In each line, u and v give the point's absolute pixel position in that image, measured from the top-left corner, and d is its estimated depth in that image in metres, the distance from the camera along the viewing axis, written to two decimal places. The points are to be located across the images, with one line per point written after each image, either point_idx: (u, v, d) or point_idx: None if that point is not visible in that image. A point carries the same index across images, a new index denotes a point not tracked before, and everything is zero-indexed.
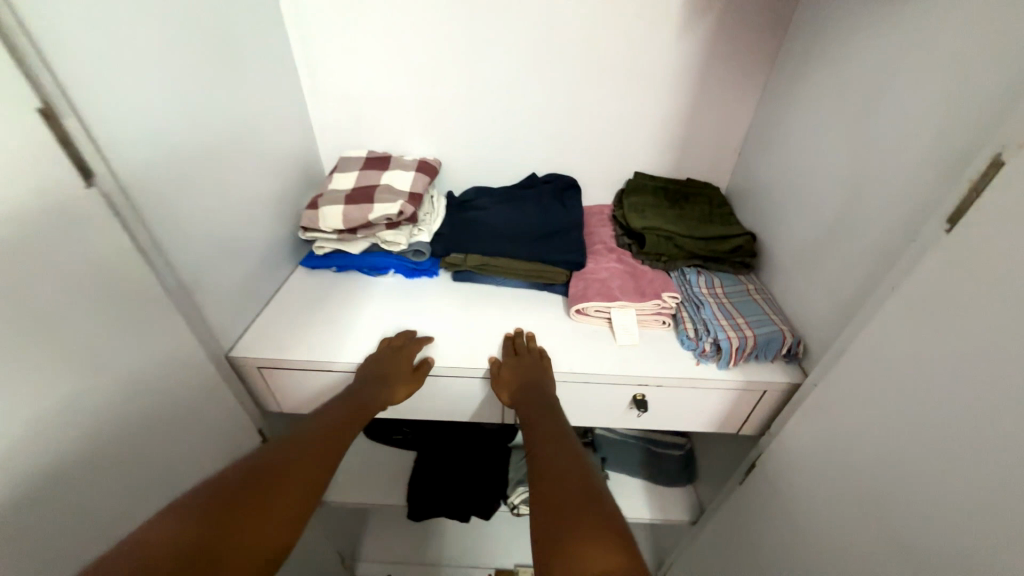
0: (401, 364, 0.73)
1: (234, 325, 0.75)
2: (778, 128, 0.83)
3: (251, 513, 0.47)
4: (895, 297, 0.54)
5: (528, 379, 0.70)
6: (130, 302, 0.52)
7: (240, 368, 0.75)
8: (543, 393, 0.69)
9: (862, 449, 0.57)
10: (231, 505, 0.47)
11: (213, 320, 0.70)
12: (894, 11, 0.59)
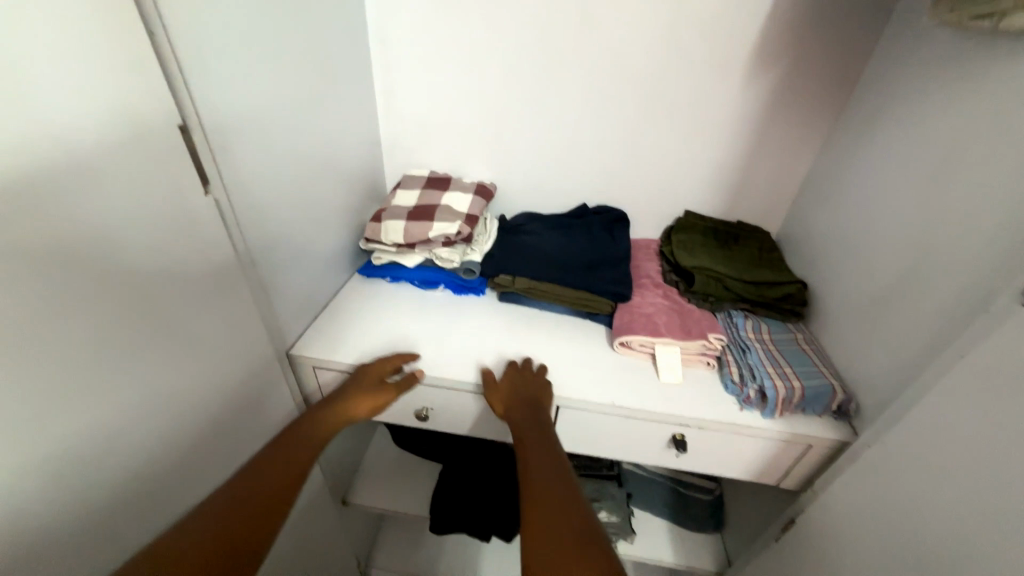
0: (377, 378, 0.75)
1: (296, 324, 0.80)
2: (838, 179, 0.83)
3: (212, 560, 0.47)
4: (960, 363, 0.53)
5: (524, 394, 0.71)
6: (212, 294, 0.57)
7: (298, 365, 0.79)
8: (538, 408, 0.69)
9: (916, 518, 0.54)
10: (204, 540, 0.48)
11: (281, 318, 0.75)
12: (973, 76, 0.59)
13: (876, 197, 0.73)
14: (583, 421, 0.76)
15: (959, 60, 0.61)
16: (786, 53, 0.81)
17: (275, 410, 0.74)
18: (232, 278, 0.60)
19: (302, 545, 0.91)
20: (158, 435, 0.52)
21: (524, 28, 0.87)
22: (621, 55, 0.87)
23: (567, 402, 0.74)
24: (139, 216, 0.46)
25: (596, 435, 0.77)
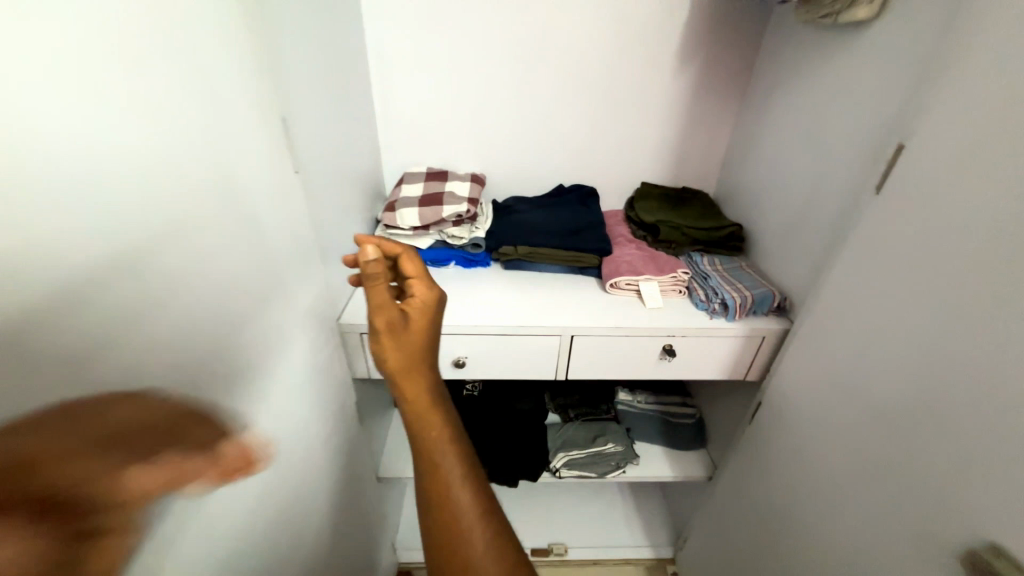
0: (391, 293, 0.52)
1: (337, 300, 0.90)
2: (751, 142, 1.09)
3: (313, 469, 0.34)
4: (848, 245, 0.76)
5: (424, 341, 0.49)
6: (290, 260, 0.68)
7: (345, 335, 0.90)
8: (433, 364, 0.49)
9: (840, 359, 0.76)
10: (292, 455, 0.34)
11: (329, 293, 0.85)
12: (825, 55, 0.85)
13: (779, 150, 0.99)
14: (593, 348, 0.92)
15: (816, 46, 0.88)
16: (702, 52, 1.07)
17: (332, 373, 0.84)
18: (301, 249, 0.71)
19: (354, 510, 0.99)
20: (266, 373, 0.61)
21: (498, 42, 1.06)
22: (578, 59, 1.08)
23: (580, 332, 0.90)
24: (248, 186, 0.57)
25: (605, 358, 0.94)
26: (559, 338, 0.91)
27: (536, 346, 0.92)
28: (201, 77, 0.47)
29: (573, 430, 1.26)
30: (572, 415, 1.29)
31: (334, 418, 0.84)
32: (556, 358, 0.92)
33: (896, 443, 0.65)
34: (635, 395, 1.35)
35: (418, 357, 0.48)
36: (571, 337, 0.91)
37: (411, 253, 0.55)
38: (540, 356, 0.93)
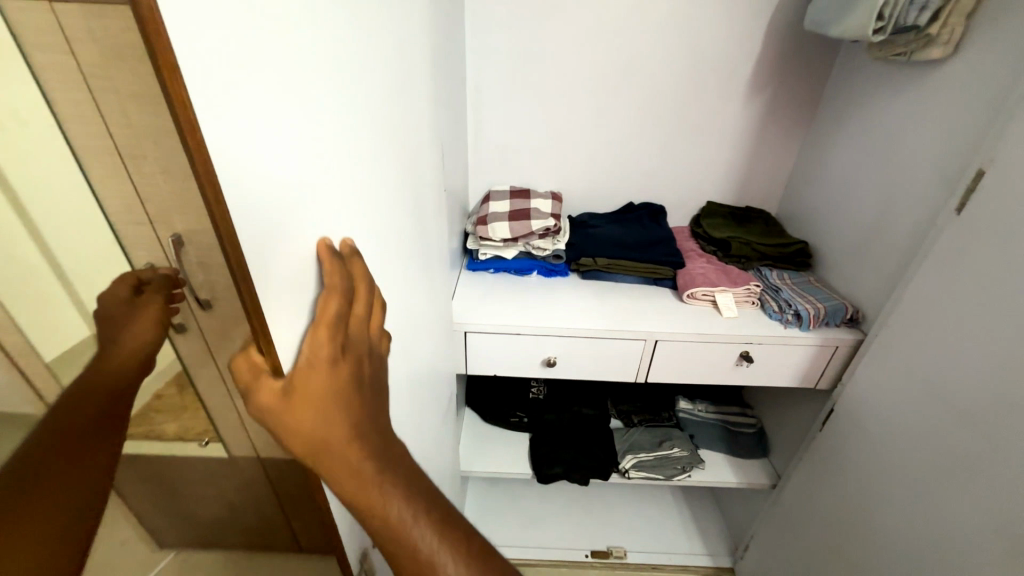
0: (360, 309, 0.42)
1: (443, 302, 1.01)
2: (817, 166, 1.16)
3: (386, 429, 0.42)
4: (926, 261, 0.82)
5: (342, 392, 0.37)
6: (427, 264, 0.79)
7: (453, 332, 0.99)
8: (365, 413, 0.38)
9: (918, 368, 0.82)
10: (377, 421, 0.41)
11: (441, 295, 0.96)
12: (896, 87, 0.93)
13: (847, 173, 1.06)
14: (674, 351, 1.00)
15: (886, 79, 0.95)
16: (772, 82, 1.16)
17: (444, 367, 0.94)
18: (433, 255, 0.82)
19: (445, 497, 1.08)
20: (412, 360, 0.71)
21: (584, 74, 1.17)
22: (655, 89, 1.18)
23: (663, 336, 0.98)
24: (413, 201, 0.69)
25: (684, 361, 1.01)
26: (643, 342, 0.99)
27: (621, 348, 1.00)
28: (399, 114, 0.58)
29: (639, 434, 1.32)
30: (637, 421, 1.35)
31: (442, 408, 0.94)
32: (639, 361, 1.01)
33: (976, 435, 0.70)
34: (695, 404, 1.39)
35: (316, 454, 0.35)
36: (654, 341, 0.99)
37: (329, 279, 0.40)
38: (623, 358, 1.01)
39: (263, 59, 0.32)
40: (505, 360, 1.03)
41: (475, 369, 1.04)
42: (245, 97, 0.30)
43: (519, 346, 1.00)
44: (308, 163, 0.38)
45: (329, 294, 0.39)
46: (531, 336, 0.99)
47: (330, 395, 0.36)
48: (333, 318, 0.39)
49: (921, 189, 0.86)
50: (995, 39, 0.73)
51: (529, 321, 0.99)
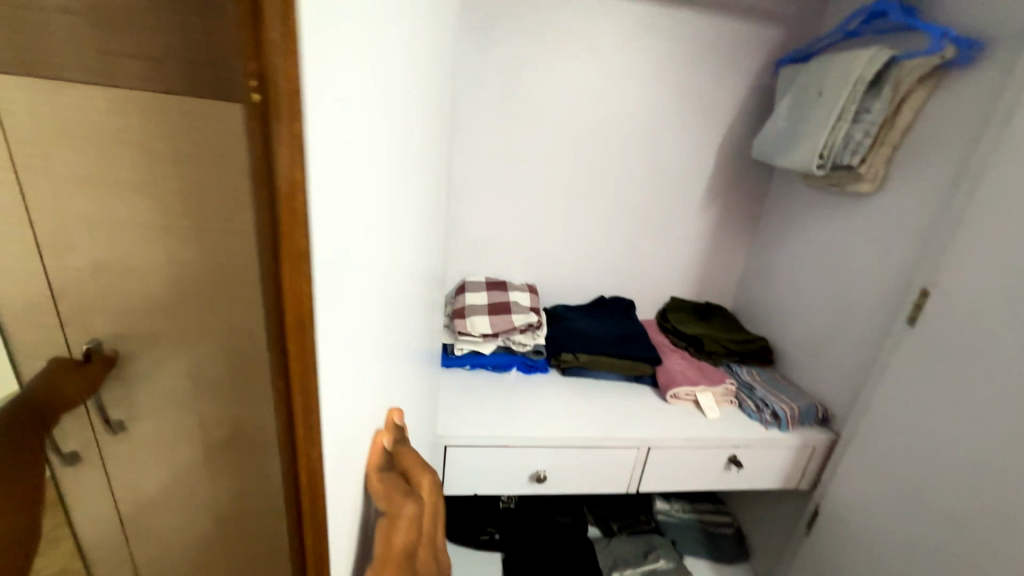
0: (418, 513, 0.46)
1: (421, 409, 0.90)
2: (766, 269, 1.28)
3: None
4: (890, 367, 0.89)
5: None
6: (415, 375, 0.70)
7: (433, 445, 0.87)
8: None
9: (901, 472, 0.85)
10: None
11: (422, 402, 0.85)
12: (831, 210, 1.07)
13: (795, 278, 1.17)
14: (667, 458, 0.96)
15: (820, 203, 1.11)
16: (724, 196, 1.30)
17: None
18: (421, 362, 0.73)
19: None
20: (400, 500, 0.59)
21: (561, 176, 1.23)
22: (625, 194, 1.27)
23: (657, 442, 0.94)
24: (407, 310, 0.61)
25: (676, 468, 0.98)
26: (637, 449, 0.94)
27: (615, 457, 0.94)
28: (405, 221, 0.53)
29: (621, 545, 1.22)
30: (617, 528, 1.25)
31: None
32: (633, 469, 0.94)
33: (963, 543, 0.74)
34: (671, 503, 1.34)
35: None
36: (648, 447, 0.94)
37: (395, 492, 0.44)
38: (616, 467, 0.95)
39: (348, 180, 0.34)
40: (490, 475, 0.91)
41: (455, 487, 0.91)
42: (334, 214, 0.32)
43: (506, 459, 0.90)
44: (354, 280, 0.37)
45: (394, 517, 0.42)
46: (520, 447, 0.89)
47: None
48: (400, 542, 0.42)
49: (868, 300, 0.96)
50: (913, 182, 0.88)
51: (519, 430, 0.90)
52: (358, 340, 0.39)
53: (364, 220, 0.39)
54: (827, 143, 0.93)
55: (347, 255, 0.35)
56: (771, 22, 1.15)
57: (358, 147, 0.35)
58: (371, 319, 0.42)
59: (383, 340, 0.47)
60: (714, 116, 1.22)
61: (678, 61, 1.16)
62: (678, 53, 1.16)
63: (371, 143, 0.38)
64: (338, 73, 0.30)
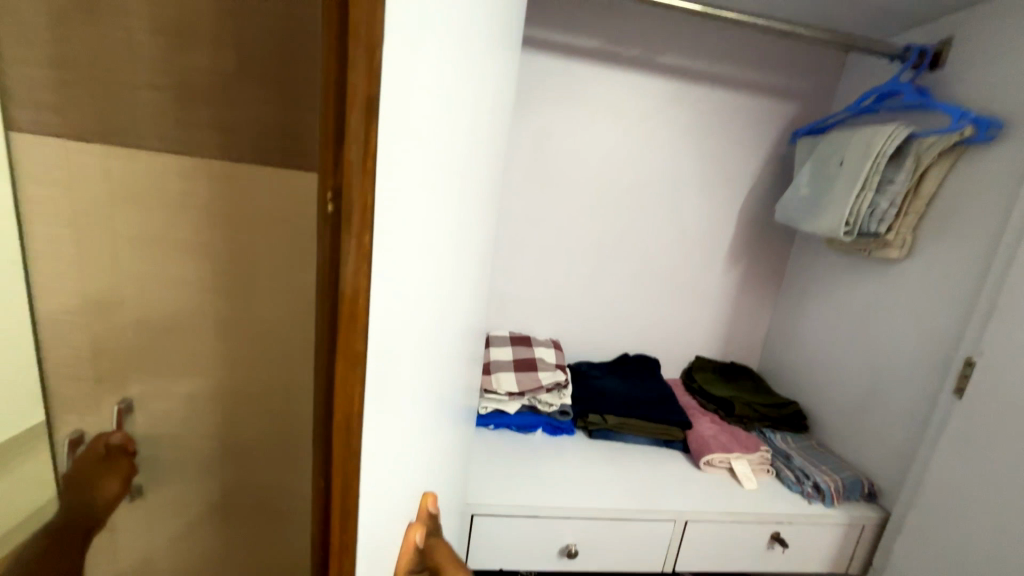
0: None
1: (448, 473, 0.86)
2: (793, 331, 1.27)
3: None
4: (940, 440, 0.85)
5: None
6: (450, 439, 0.67)
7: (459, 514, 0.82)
8: None
9: (966, 560, 0.78)
10: None
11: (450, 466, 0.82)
12: (859, 275, 1.08)
13: (826, 341, 1.15)
14: (705, 533, 0.90)
15: (847, 267, 1.11)
16: (747, 256, 1.31)
17: None
18: (455, 425, 0.71)
19: None
20: None
21: (587, 235, 1.26)
22: (649, 253, 1.29)
23: (694, 515, 0.89)
24: (449, 373, 0.60)
25: (716, 545, 0.91)
26: (673, 523, 0.88)
27: (650, 530, 0.88)
28: (455, 289, 0.55)
29: None
30: None
31: None
32: (669, 545, 0.88)
33: None
34: None
35: None
36: (685, 521, 0.89)
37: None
38: (651, 542, 0.88)
39: (405, 270, 0.35)
40: (517, 548, 0.85)
41: (479, 560, 0.85)
42: (386, 310, 0.33)
43: (535, 530, 0.85)
44: (404, 362, 0.38)
45: None
46: (550, 517, 0.84)
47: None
48: None
49: (909, 367, 0.94)
50: (946, 251, 0.89)
51: (548, 498, 0.85)
52: (404, 420, 0.40)
53: (415, 296, 0.39)
54: (853, 210, 0.95)
55: (390, 346, 0.34)
56: (786, 97, 1.23)
57: (414, 240, 0.36)
58: (416, 397, 0.43)
59: (427, 413, 0.47)
60: (735, 181, 1.26)
61: (699, 132, 1.23)
62: (699, 124, 1.23)
63: (430, 233, 0.40)
64: (403, 181, 0.32)
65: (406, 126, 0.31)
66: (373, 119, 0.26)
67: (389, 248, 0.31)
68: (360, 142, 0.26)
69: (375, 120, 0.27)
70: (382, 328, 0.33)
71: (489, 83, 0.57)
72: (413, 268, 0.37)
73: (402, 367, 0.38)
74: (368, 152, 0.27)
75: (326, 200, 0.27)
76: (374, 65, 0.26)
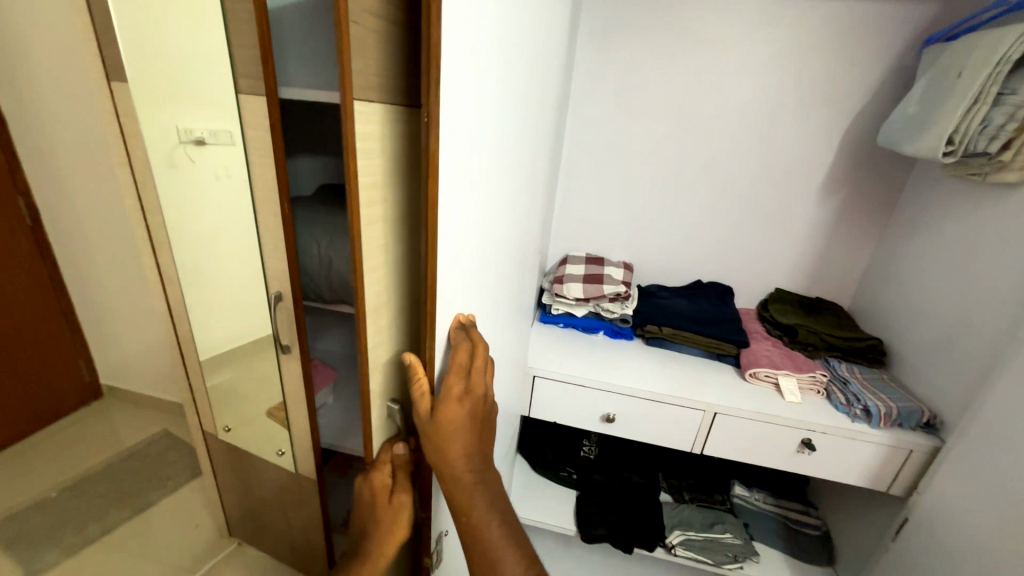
0: (471, 356, 0.64)
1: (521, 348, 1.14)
2: (892, 267, 1.20)
3: (473, 439, 0.63)
4: (1008, 373, 0.82)
5: (452, 426, 0.61)
6: (512, 309, 0.94)
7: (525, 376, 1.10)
8: (463, 434, 0.62)
9: (1002, 484, 0.79)
10: (473, 436, 0.64)
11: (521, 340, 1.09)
12: (972, 204, 0.98)
13: (922, 277, 1.09)
14: (733, 427, 1.03)
15: (961, 195, 1.01)
16: (848, 187, 1.24)
17: (514, 405, 1.05)
18: (518, 304, 0.97)
19: None
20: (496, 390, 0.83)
21: (669, 165, 1.33)
22: (732, 182, 1.30)
23: (722, 409, 1.02)
24: (507, 258, 0.85)
25: (744, 439, 1.03)
26: (702, 413, 1.04)
27: (681, 415, 1.05)
28: (510, 187, 0.78)
29: (688, 512, 1.29)
30: (687, 497, 1.33)
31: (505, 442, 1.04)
32: (697, 429, 1.04)
33: None
34: (752, 492, 1.35)
35: (439, 449, 0.61)
36: (713, 413, 1.03)
37: (461, 336, 0.65)
38: (680, 424, 1.06)
39: (464, 151, 0.58)
40: (567, 408, 1.11)
41: (539, 412, 1.13)
42: (453, 171, 0.56)
43: (581, 397, 1.09)
44: (466, 210, 0.62)
45: (457, 348, 0.63)
46: (594, 389, 1.07)
47: (459, 428, 0.61)
48: (460, 364, 0.62)
49: (1001, 302, 0.88)
50: None
51: (594, 375, 1.08)
52: (467, 248, 0.64)
53: (472, 183, 0.62)
54: (960, 127, 0.87)
55: (456, 206, 0.58)
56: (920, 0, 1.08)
57: (469, 130, 0.58)
58: (475, 239, 0.67)
59: (484, 257, 0.72)
60: (841, 103, 1.18)
61: (800, 51, 1.17)
62: (803, 41, 1.16)
63: (481, 132, 0.62)
64: (461, 90, 0.53)
65: (460, 53, 0.51)
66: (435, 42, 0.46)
67: (452, 130, 0.53)
68: (431, 59, 0.46)
69: (437, 44, 0.46)
70: (451, 183, 0.56)
71: (531, 32, 0.75)
72: (468, 165, 0.60)
73: (466, 212, 0.62)
74: (434, 66, 0.47)
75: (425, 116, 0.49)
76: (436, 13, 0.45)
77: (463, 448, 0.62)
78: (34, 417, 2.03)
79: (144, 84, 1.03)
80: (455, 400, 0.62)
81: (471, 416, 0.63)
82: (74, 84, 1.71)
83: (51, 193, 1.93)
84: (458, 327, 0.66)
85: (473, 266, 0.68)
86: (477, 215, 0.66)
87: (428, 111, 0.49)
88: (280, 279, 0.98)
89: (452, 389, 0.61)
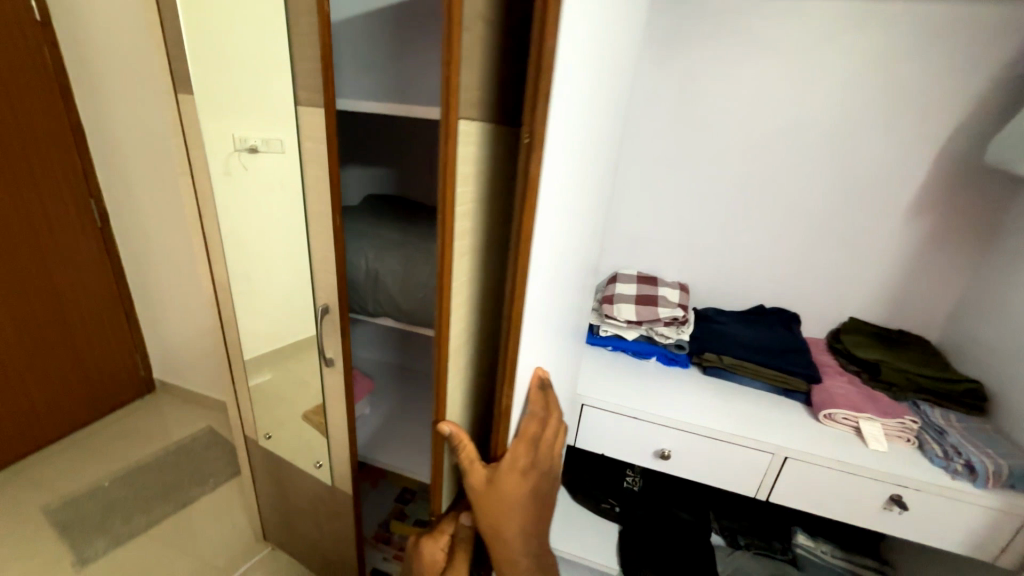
0: (539, 426, 0.67)
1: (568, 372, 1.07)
2: (993, 300, 1.05)
3: (531, 511, 0.65)
4: None
5: (513, 499, 0.63)
6: (565, 332, 0.89)
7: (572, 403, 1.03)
8: (523, 506, 0.64)
9: None
10: (531, 507, 0.65)
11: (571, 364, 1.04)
12: None
13: None
14: (806, 474, 0.92)
15: None
16: (938, 207, 1.12)
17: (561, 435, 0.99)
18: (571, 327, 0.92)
19: None
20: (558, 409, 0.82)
21: (732, 181, 1.23)
22: (804, 200, 1.19)
23: (795, 455, 0.92)
24: (564, 277, 0.82)
25: (820, 489, 0.92)
26: (771, 456, 0.93)
27: (746, 457, 0.95)
28: (575, 203, 0.78)
29: (744, 560, 1.19)
30: (743, 543, 1.22)
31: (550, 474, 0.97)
32: (764, 474, 0.94)
33: None
34: (818, 543, 1.22)
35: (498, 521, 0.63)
36: (784, 457, 0.93)
37: (535, 402, 0.67)
38: (745, 467, 0.96)
39: (553, 167, 0.59)
40: (618, 441, 1.03)
41: (585, 442, 1.06)
42: (546, 186, 0.56)
43: (633, 429, 1.01)
44: (547, 226, 0.62)
45: (530, 420, 0.66)
46: (648, 423, 0.99)
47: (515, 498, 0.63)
48: (531, 435, 0.65)
49: None
50: None
51: (648, 407, 1.00)
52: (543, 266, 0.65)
53: (553, 200, 0.62)
54: None
55: (544, 225, 0.59)
56: None
57: (558, 148, 0.59)
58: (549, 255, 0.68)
59: (552, 273, 0.72)
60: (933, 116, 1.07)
61: (889, 58, 1.06)
62: (892, 47, 1.05)
63: (565, 150, 0.63)
64: (558, 109, 0.55)
65: (562, 72, 0.53)
66: (546, 59, 0.48)
67: (550, 147, 0.54)
68: (543, 74, 0.49)
69: (549, 62, 0.48)
70: (543, 198, 0.56)
71: (601, 42, 0.70)
72: (553, 182, 0.60)
73: (547, 228, 0.62)
74: (543, 82, 0.49)
75: (526, 138, 0.51)
76: (550, 31, 0.47)
77: (519, 519, 0.63)
78: (92, 407, 2.15)
79: (208, 96, 1.06)
80: (521, 473, 0.63)
81: (531, 489, 0.65)
82: (144, 94, 1.80)
83: (119, 198, 2.05)
84: (538, 388, 0.68)
85: (545, 282, 0.69)
86: (553, 232, 0.67)
87: (532, 130, 0.50)
88: (326, 292, 0.96)
89: (519, 461, 0.63)
